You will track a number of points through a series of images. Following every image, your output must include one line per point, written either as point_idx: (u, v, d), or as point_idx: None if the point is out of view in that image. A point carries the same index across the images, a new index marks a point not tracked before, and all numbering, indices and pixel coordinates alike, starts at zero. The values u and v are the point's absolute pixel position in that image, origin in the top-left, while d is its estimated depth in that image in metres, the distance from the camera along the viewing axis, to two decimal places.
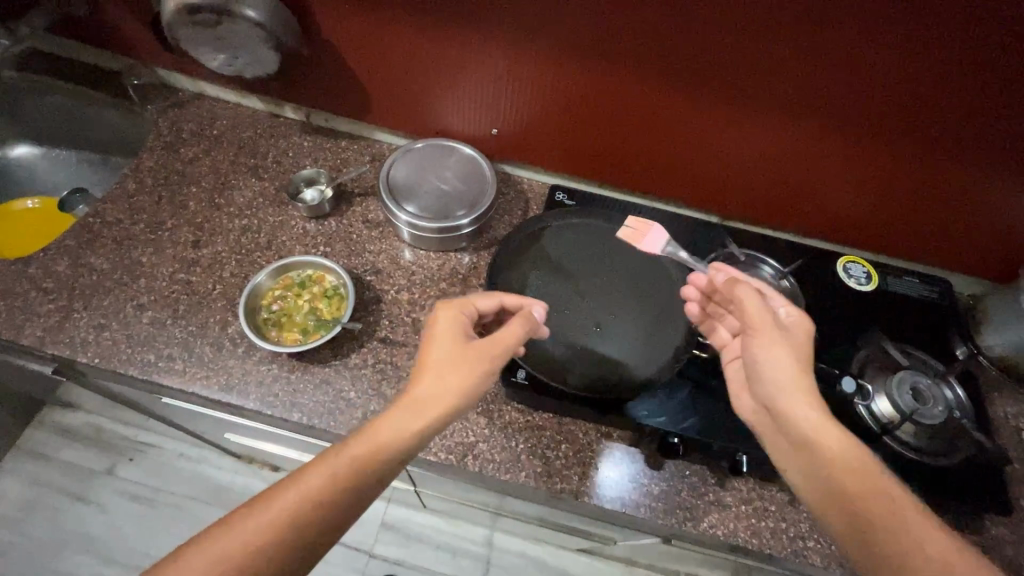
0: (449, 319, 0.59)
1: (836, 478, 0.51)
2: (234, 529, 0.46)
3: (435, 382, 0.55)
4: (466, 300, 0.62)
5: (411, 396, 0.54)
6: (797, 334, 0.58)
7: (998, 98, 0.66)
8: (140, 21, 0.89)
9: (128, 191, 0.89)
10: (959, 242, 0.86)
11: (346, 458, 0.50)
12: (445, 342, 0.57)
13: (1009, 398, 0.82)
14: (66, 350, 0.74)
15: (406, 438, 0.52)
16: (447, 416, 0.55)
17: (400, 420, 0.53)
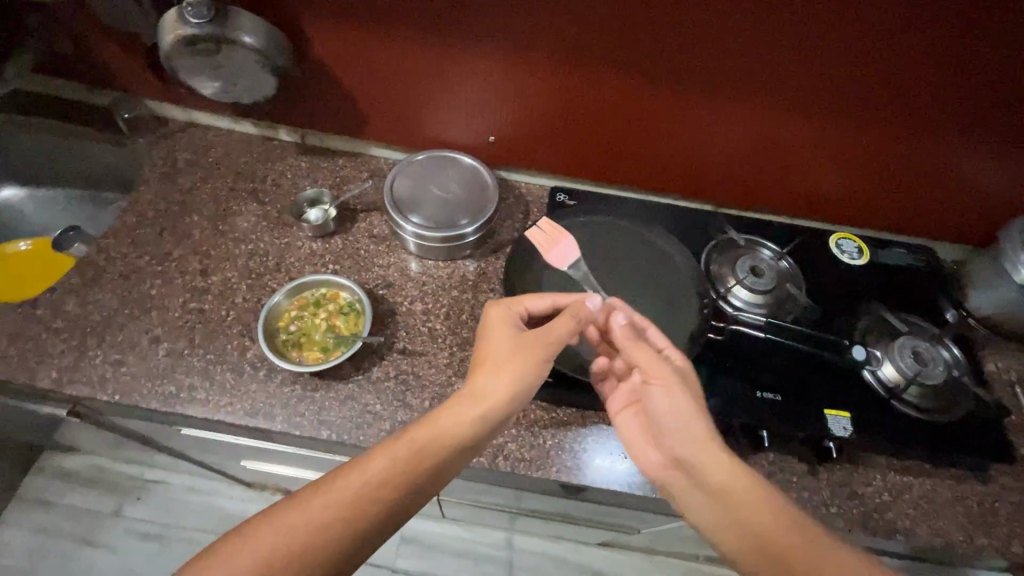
0: (500, 317, 0.66)
1: (730, 506, 0.56)
2: (289, 514, 0.51)
3: (490, 376, 0.62)
4: (515, 300, 0.68)
5: (470, 388, 0.62)
6: (691, 379, 0.65)
7: (966, 71, 0.71)
8: (129, 54, 0.89)
9: (129, 224, 0.89)
10: (939, 210, 0.91)
11: (409, 447, 0.56)
12: (499, 338, 0.65)
13: (999, 354, 0.87)
14: (85, 388, 0.73)
15: (464, 428, 0.59)
16: (504, 407, 0.61)
17: (457, 411, 0.59)
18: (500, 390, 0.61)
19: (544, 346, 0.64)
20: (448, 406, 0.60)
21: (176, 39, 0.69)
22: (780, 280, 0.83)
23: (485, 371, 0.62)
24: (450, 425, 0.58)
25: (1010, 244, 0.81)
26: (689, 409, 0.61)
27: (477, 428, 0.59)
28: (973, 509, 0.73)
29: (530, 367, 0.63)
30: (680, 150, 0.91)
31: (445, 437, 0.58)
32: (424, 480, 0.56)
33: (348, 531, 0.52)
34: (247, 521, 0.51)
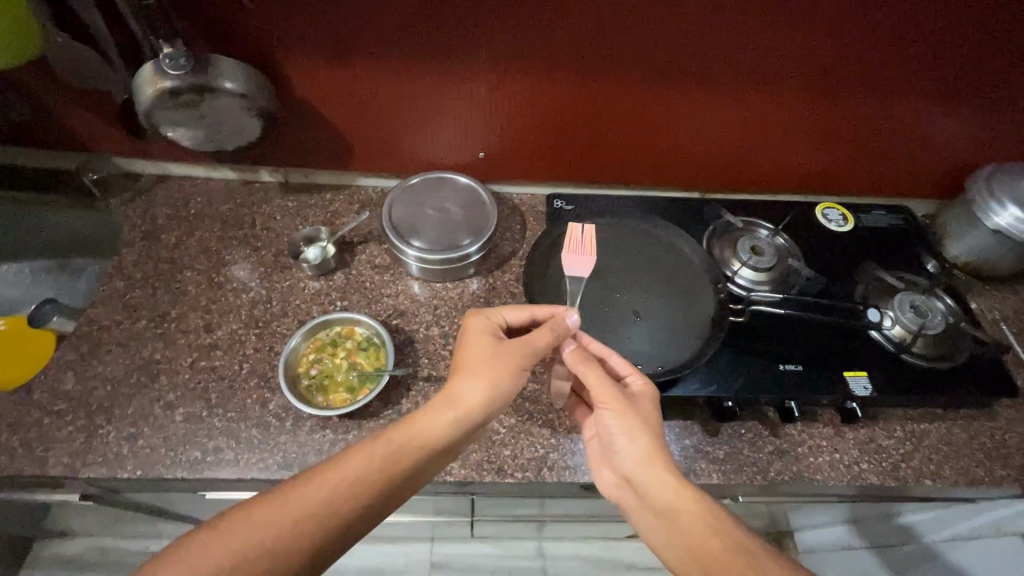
0: (478, 326, 0.65)
1: (683, 527, 0.55)
2: (250, 515, 0.51)
3: (468, 384, 0.60)
4: (495, 310, 0.68)
5: (447, 394, 0.60)
6: (642, 402, 0.64)
7: (925, 41, 0.76)
8: (95, 114, 0.85)
9: (118, 290, 0.85)
10: (909, 170, 0.97)
11: (378, 453, 0.55)
12: (476, 345, 0.63)
13: (980, 296, 0.94)
14: (102, 470, 0.69)
15: (439, 438, 0.57)
16: (478, 418, 0.60)
17: (433, 419, 0.58)
18: (478, 399, 0.60)
19: (524, 355, 0.63)
20: (424, 412, 0.59)
21: (155, 93, 0.67)
22: (781, 256, 0.87)
23: (461, 379, 0.61)
24: (425, 433, 0.57)
25: (978, 193, 0.87)
26: (645, 433, 0.61)
27: (451, 438, 0.58)
28: (986, 444, 0.78)
29: (507, 377, 0.61)
30: (667, 144, 0.94)
31: (418, 446, 0.57)
32: (390, 488, 0.55)
33: (302, 537, 0.51)
34: (220, 515, 0.52)
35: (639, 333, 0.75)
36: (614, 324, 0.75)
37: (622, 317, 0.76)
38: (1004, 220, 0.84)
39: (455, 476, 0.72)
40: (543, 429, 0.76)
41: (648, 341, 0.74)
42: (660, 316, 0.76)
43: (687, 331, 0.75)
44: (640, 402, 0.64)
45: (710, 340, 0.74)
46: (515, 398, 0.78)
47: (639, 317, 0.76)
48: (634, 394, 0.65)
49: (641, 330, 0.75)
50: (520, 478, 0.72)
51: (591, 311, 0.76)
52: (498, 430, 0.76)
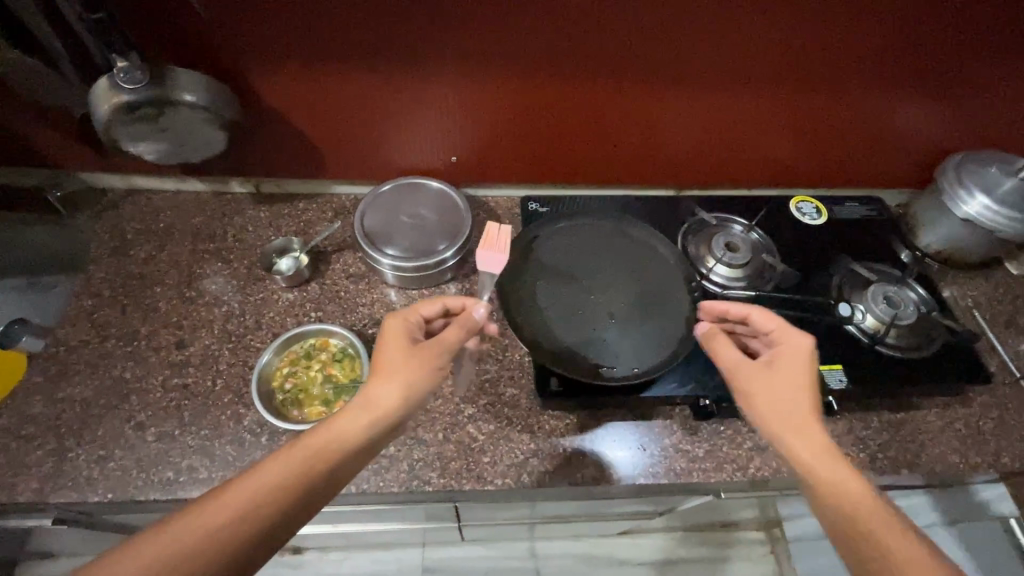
0: (396, 326, 0.62)
1: (848, 504, 0.50)
2: (153, 541, 0.44)
3: (386, 384, 0.57)
4: (411, 308, 0.65)
5: (363, 395, 0.56)
6: (788, 361, 0.59)
7: (890, 33, 0.76)
8: (55, 129, 0.83)
9: (86, 308, 0.83)
10: (881, 161, 0.98)
11: (297, 461, 0.50)
12: (393, 344, 0.60)
13: (953, 284, 0.95)
14: (73, 494, 0.68)
15: (356, 441, 0.53)
16: (396, 418, 0.56)
17: (349, 421, 0.54)
18: (395, 398, 0.56)
19: (443, 352, 0.60)
20: (341, 414, 0.55)
21: (111, 108, 0.65)
22: (754, 251, 0.87)
23: (378, 379, 0.57)
24: (341, 436, 0.53)
25: (947, 183, 0.88)
26: (797, 394, 0.56)
27: (369, 439, 0.54)
28: (961, 432, 0.79)
29: (427, 375, 0.58)
30: (640, 142, 0.94)
31: (335, 449, 0.52)
32: (309, 494, 0.50)
33: (222, 550, 0.45)
34: (122, 543, 0.44)
35: (616, 334, 0.74)
36: (589, 327, 0.75)
37: (597, 320, 0.75)
38: (973, 208, 0.85)
39: (434, 486, 0.71)
40: (522, 434, 0.76)
41: (623, 343, 0.74)
42: (635, 317, 0.76)
43: (662, 331, 0.75)
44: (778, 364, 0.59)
45: (687, 340, 0.74)
46: (494, 403, 0.78)
47: (614, 318, 0.75)
48: (774, 357, 0.60)
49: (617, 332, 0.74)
50: (500, 484, 0.72)
51: (566, 315, 0.75)
52: (477, 437, 0.75)
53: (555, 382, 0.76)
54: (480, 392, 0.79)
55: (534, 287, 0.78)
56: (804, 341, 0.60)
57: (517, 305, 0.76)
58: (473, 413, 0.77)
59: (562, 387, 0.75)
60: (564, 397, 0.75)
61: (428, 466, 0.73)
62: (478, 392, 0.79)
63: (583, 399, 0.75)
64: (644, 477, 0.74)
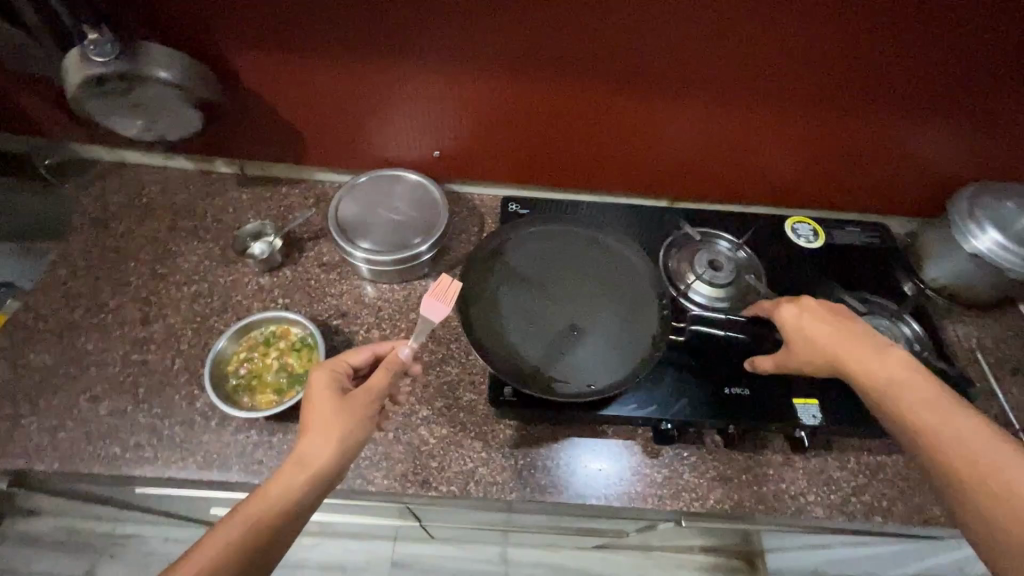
0: (322, 374, 0.58)
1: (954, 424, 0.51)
2: None
3: (319, 440, 0.53)
4: (339, 358, 0.61)
5: (296, 455, 0.53)
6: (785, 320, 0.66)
7: (898, 47, 0.71)
8: (43, 98, 0.83)
9: (61, 277, 0.84)
10: (889, 186, 0.92)
11: (234, 535, 0.47)
12: (322, 395, 0.56)
13: (958, 322, 0.88)
14: (20, 461, 0.69)
15: (294, 504, 0.50)
16: (333, 474, 0.53)
17: (284, 485, 0.50)
18: (329, 454, 0.53)
19: (373, 398, 0.57)
20: (275, 479, 0.51)
21: (80, 81, 0.65)
22: (739, 271, 0.84)
23: (309, 437, 0.53)
24: (277, 501, 0.50)
25: (958, 214, 0.81)
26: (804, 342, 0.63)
27: (308, 499, 0.51)
28: None
29: (362, 424, 0.56)
30: (630, 148, 0.90)
31: (273, 516, 0.49)
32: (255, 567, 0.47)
33: None
34: None
35: (576, 347, 0.71)
36: (548, 337, 0.72)
37: (558, 330, 0.73)
38: (983, 243, 0.79)
39: (376, 486, 0.70)
40: (474, 441, 0.74)
41: (581, 357, 0.71)
42: (597, 331, 0.73)
43: (623, 348, 0.71)
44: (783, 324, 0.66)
45: (648, 359, 0.70)
46: (450, 407, 0.76)
47: (575, 330, 0.73)
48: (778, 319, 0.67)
49: (576, 346, 0.71)
50: (444, 491, 0.70)
51: (526, 322, 0.73)
52: (428, 441, 0.73)
53: (509, 391, 0.73)
54: (438, 394, 0.77)
55: (498, 290, 0.75)
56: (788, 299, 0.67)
57: (478, 309, 0.73)
58: (427, 415, 0.75)
59: (514, 396, 0.73)
60: (517, 408, 0.72)
61: (373, 466, 0.71)
62: (435, 394, 0.77)
63: (538, 411, 0.72)
64: (595, 498, 0.71)
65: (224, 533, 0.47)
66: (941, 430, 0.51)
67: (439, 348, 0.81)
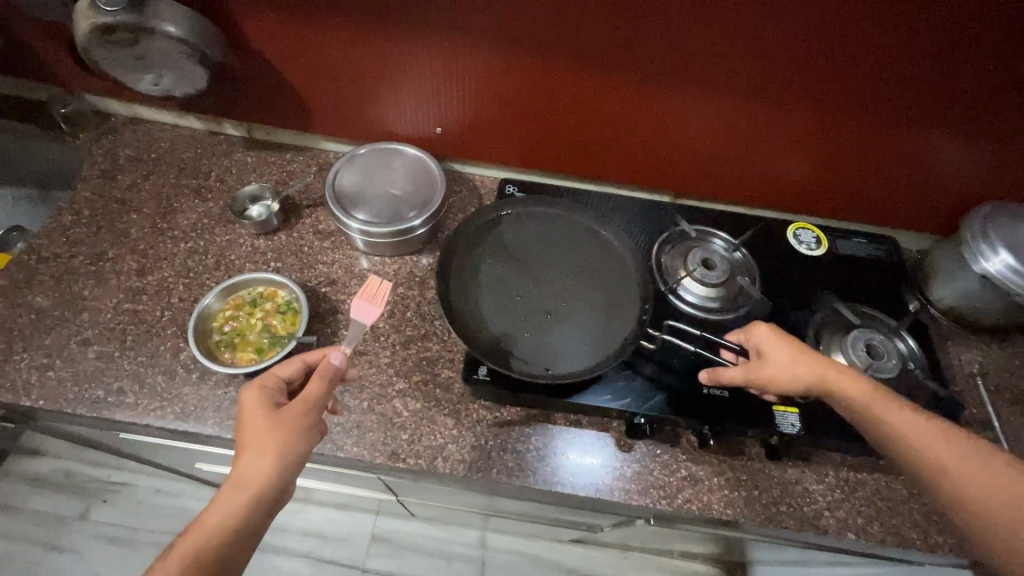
0: (253, 394, 0.60)
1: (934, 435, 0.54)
2: None
3: (249, 462, 0.55)
4: (268, 373, 0.63)
5: (232, 479, 0.55)
6: (770, 348, 0.65)
7: (916, 51, 0.68)
8: (62, 47, 0.85)
9: (65, 223, 0.86)
10: (898, 199, 0.89)
11: (185, 554, 0.50)
12: (253, 417, 0.58)
13: (961, 345, 0.85)
14: (9, 394, 0.71)
15: (234, 525, 0.53)
16: (273, 492, 0.55)
17: (222, 509, 0.53)
18: (262, 474, 0.55)
19: (303, 413, 0.58)
20: (213, 504, 0.53)
21: (89, 29, 0.67)
22: (732, 272, 0.82)
23: (241, 460, 0.55)
24: (217, 524, 0.52)
25: (970, 234, 0.78)
26: (798, 371, 0.62)
27: (249, 518, 0.53)
28: (927, 506, 0.71)
29: (295, 440, 0.57)
30: (632, 139, 0.88)
31: (216, 538, 0.52)
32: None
33: None
34: None
35: (548, 331, 0.72)
36: (522, 316, 0.73)
37: (533, 311, 0.73)
38: (994, 265, 0.75)
39: (345, 453, 0.70)
40: (447, 418, 0.74)
41: (549, 342, 0.71)
42: (571, 319, 0.73)
43: (595, 338, 0.72)
44: (767, 353, 0.65)
45: (618, 351, 0.70)
46: (427, 382, 0.76)
47: (550, 313, 0.73)
48: (758, 348, 0.66)
49: (547, 330, 0.72)
50: (411, 464, 0.70)
51: (503, 298, 0.74)
52: (401, 413, 0.74)
53: (485, 370, 0.73)
54: (416, 368, 0.78)
55: (484, 263, 0.77)
56: (763, 328, 0.66)
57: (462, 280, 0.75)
58: (403, 388, 0.76)
59: (488, 376, 0.72)
60: (490, 388, 0.72)
61: (345, 433, 0.72)
62: (413, 368, 0.77)
63: (512, 393, 0.72)
64: (561, 485, 0.70)
65: (173, 559, 0.50)
66: (957, 465, 0.52)
67: (422, 324, 0.82)
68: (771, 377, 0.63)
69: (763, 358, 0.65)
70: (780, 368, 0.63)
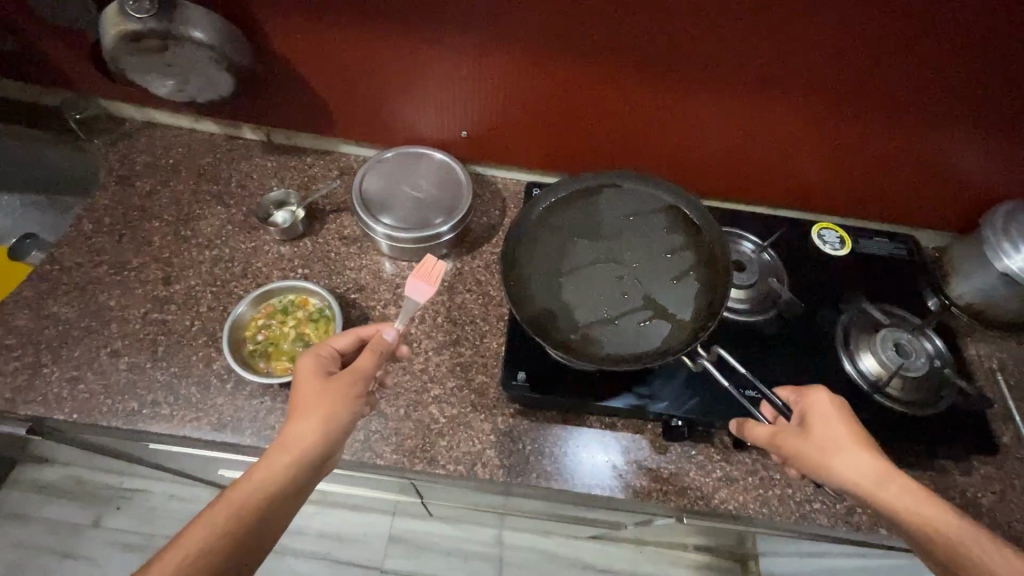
0: (307, 363, 0.60)
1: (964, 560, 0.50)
2: None
3: (299, 425, 0.55)
4: (325, 341, 0.63)
5: (282, 439, 0.55)
6: (820, 425, 0.58)
7: (952, 54, 0.68)
8: (77, 53, 0.84)
9: (85, 231, 0.85)
10: (921, 197, 0.90)
11: (229, 509, 0.50)
12: (306, 383, 0.58)
13: (981, 341, 0.87)
14: (40, 408, 0.70)
15: (279, 485, 0.53)
16: (317, 456, 0.55)
17: (269, 467, 0.53)
18: (310, 440, 0.54)
19: (354, 384, 0.58)
20: (261, 461, 0.54)
21: (116, 36, 0.66)
22: (762, 274, 0.84)
23: (292, 422, 0.55)
24: (264, 482, 0.53)
25: (992, 232, 0.79)
26: (851, 455, 0.55)
27: (294, 480, 0.53)
28: (955, 500, 0.73)
29: (344, 410, 0.57)
30: (662, 141, 0.88)
31: (263, 494, 0.52)
32: (253, 539, 0.51)
33: None
34: None
35: (620, 314, 0.73)
36: (579, 288, 0.74)
37: (595, 287, 0.75)
38: (1016, 262, 0.76)
39: (384, 460, 0.70)
40: (484, 423, 0.74)
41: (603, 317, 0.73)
42: (629, 296, 0.74)
43: (652, 319, 0.72)
44: (814, 426, 0.59)
45: (677, 335, 0.71)
46: (462, 388, 0.77)
47: (608, 291, 0.74)
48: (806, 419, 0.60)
49: (606, 306, 0.73)
50: (451, 471, 0.71)
51: (567, 268, 0.76)
52: (437, 420, 0.74)
53: (522, 377, 0.74)
54: (450, 374, 0.78)
55: (551, 234, 0.78)
56: (824, 395, 0.60)
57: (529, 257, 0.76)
58: (439, 394, 0.76)
59: (527, 382, 0.73)
60: (529, 393, 0.73)
61: (383, 440, 0.72)
62: (447, 374, 0.78)
63: (551, 399, 0.73)
64: (600, 489, 0.71)
65: (221, 509, 0.50)
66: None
67: (453, 329, 0.82)
68: (809, 454, 0.57)
69: (810, 429, 0.59)
70: (825, 446, 0.57)
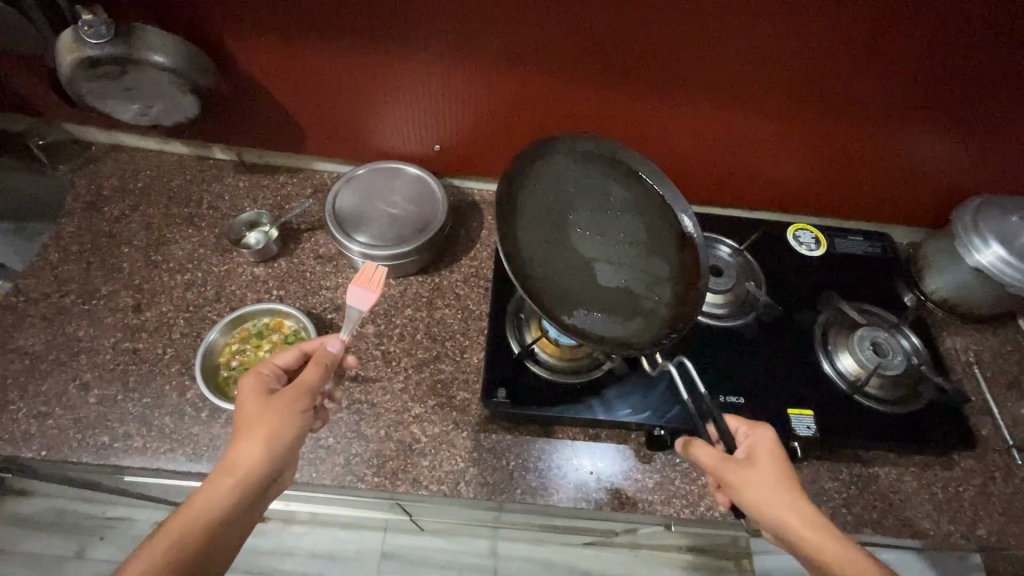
0: (250, 382, 0.59)
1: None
2: None
3: (242, 447, 0.53)
4: (267, 361, 0.62)
5: (224, 463, 0.53)
6: (762, 456, 0.58)
7: (911, 56, 0.69)
8: (33, 79, 0.82)
9: (52, 260, 0.83)
10: (893, 195, 0.92)
11: (166, 545, 0.49)
12: (248, 404, 0.56)
13: (957, 335, 0.88)
14: (8, 446, 0.68)
15: (223, 510, 0.52)
16: (263, 477, 0.54)
17: (210, 494, 0.52)
18: (254, 460, 0.53)
19: (297, 399, 0.57)
20: (203, 488, 0.52)
21: (73, 63, 0.65)
22: (740, 277, 0.85)
23: (234, 445, 0.54)
24: (207, 510, 0.51)
25: (962, 227, 0.80)
26: (792, 497, 0.54)
27: (239, 504, 0.52)
28: (938, 496, 0.74)
29: (290, 426, 0.56)
30: (638, 146, 0.88)
31: (207, 523, 0.51)
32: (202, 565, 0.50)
33: None
34: None
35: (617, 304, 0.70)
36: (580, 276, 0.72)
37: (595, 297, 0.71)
38: (986, 257, 0.78)
39: (366, 484, 0.69)
40: (465, 441, 0.73)
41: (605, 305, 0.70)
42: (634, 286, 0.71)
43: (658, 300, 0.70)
44: (756, 458, 0.58)
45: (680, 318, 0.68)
46: (444, 405, 0.76)
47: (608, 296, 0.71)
48: (750, 451, 0.59)
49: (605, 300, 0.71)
50: (435, 491, 0.69)
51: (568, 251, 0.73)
52: (420, 439, 0.73)
53: (503, 394, 0.73)
54: (432, 392, 0.77)
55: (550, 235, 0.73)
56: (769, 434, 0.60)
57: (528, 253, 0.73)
58: (420, 413, 0.75)
59: (509, 399, 0.73)
60: (511, 410, 0.72)
61: (364, 463, 0.71)
62: (428, 392, 0.77)
63: (532, 414, 0.73)
64: (585, 501, 0.70)
65: (162, 542, 0.49)
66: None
67: (433, 345, 0.81)
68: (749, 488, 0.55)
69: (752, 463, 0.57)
70: (764, 481, 0.55)
